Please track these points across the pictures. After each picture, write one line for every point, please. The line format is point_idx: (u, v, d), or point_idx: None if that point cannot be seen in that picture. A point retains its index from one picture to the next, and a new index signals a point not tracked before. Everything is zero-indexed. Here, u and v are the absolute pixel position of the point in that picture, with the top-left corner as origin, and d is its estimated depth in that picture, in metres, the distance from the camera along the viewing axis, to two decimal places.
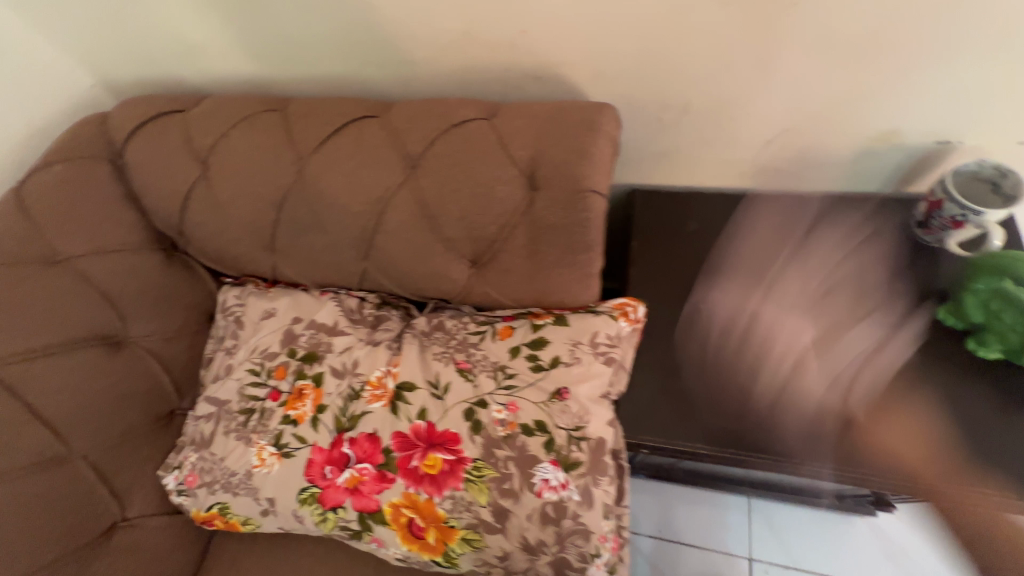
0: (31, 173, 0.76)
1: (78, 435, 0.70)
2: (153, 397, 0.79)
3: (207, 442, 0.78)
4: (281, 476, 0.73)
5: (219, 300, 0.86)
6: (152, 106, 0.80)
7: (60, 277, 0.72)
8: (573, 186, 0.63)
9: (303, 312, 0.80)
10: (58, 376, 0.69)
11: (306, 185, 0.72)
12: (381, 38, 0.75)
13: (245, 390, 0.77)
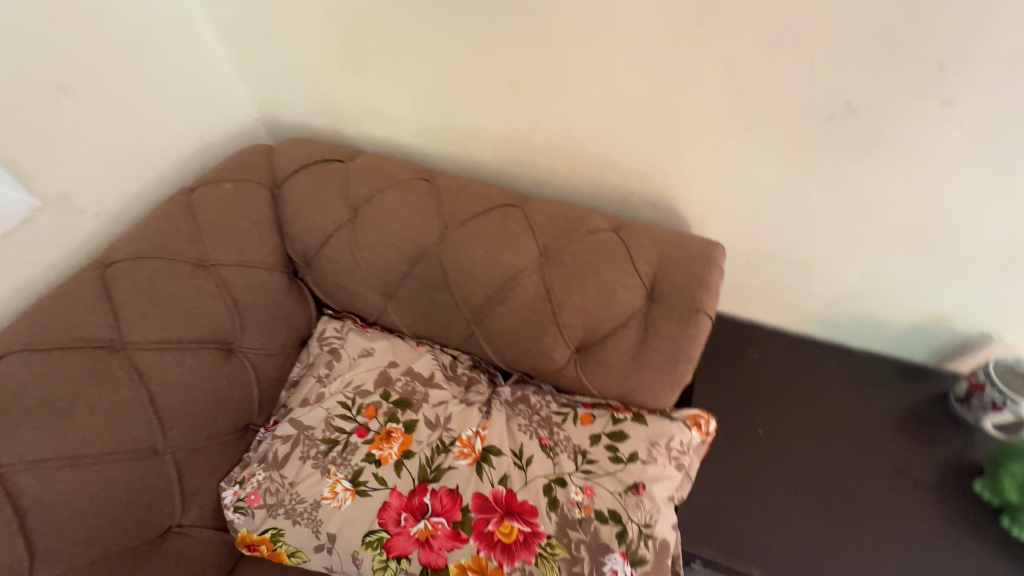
0: (203, 185, 0.85)
1: (176, 430, 0.74)
2: (241, 408, 0.82)
3: (278, 463, 0.79)
4: (351, 513, 0.74)
5: (317, 328, 0.91)
6: (318, 152, 0.91)
7: (204, 281, 0.78)
8: (689, 305, 0.74)
9: (401, 358, 0.86)
10: (178, 370, 0.74)
11: (447, 249, 0.82)
12: (533, 145, 0.88)
13: (331, 421, 0.80)
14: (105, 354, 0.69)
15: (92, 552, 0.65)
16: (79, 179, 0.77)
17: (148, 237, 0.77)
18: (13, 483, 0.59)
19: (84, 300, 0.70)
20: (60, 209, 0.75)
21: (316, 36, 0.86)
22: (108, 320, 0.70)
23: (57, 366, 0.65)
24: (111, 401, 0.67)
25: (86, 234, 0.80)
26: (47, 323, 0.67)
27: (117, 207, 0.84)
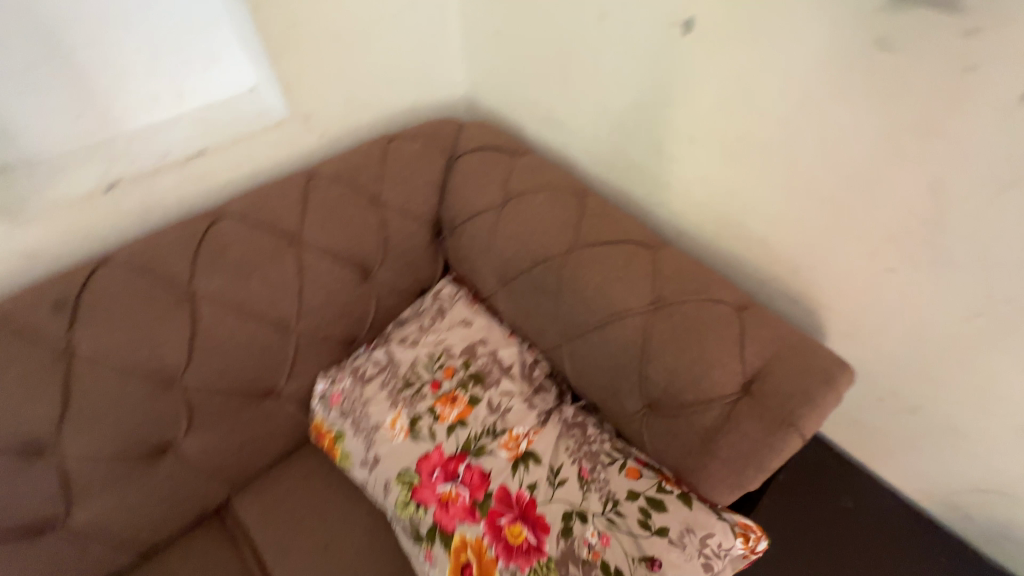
0: (401, 139, 1.01)
1: (306, 319, 0.88)
2: (356, 324, 0.96)
3: (364, 380, 0.92)
4: (400, 448, 0.84)
5: (438, 287, 1.03)
6: (497, 142, 1.02)
7: (371, 213, 0.93)
8: (780, 419, 0.68)
9: (491, 340, 0.93)
10: (326, 276, 0.89)
11: (568, 264, 0.86)
12: (691, 198, 0.88)
13: (415, 366, 0.91)
14: (284, 241, 0.86)
15: (220, 380, 0.82)
16: (319, 105, 0.97)
17: (348, 166, 0.95)
18: (196, 306, 0.78)
19: (288, 198, 0.88)
20: (299, 123, 0.96)
21: (535, 41, 0.95)
22: (296, 217, 0.88)
23: (253, 237, 0.84)
24: (275, 278, 0.84)
25: (307, 148, 1.00)
26: (261, 204, 0.87)
27: (336, 133, 1.03)
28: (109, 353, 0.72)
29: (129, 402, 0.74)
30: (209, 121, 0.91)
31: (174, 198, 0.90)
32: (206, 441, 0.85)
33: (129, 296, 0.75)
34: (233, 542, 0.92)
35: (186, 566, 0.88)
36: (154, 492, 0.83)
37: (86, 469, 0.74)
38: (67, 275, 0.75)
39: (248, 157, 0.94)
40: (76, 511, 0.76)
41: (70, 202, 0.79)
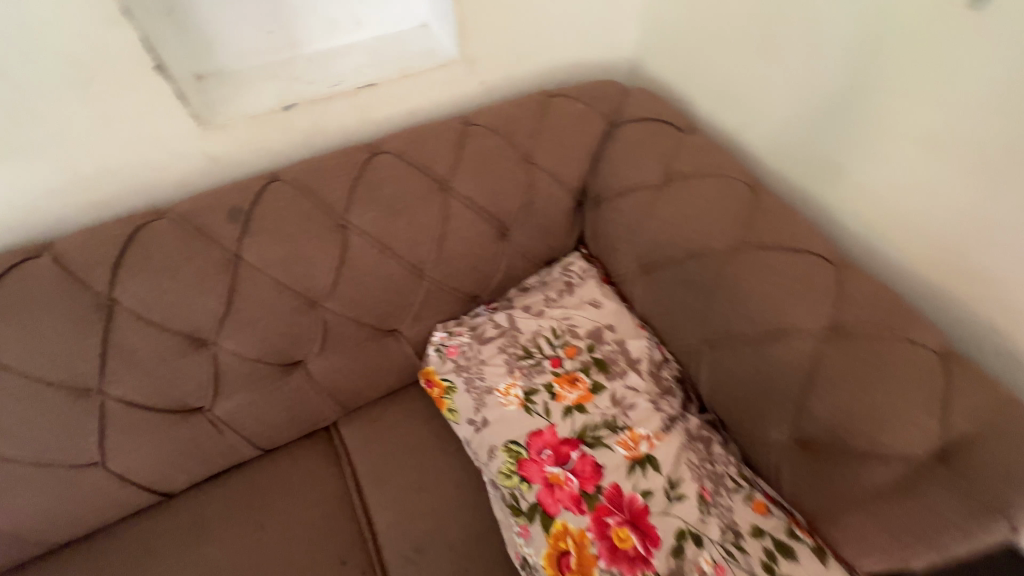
0: (563, 97, 0.94)
1: (440, 269, 0.87)
2: (484, 282, 0.94)
3: (483, 339, 0.90)
4: (511, 416, 0.82)
5: (569, 260, 0.98)
6: (667, 115, 0.92)
7: (522, 171, 0.88)
8: (981, 500, 0.56)
9: (620, 328, 0.87)
10: (467, 228, 0.86)
11: (731, 264, 0.76)
12: (900, 215, 0.74)
13: (537, 337, 0.87)
14: (435, 186, 0.84)
15: (354, 312, 0.84)
16: (488, 49, 0.92)
17: (506, 118, 0.90)
18: (348, 236, 0.79)
19: (444, 143, 0.86)
20: (466, 65, 0.92)
21: (742, 2, 0.82)
22: (450, 163, 0.85)
23: (408, 177, 0.83)
24: (421, 221, 0.83)
25: (467, 94, 0.96)
26: (418, 145, 0.86)
27: (497, 82, 0.98)
28: (269, 266, 0.76)
29: (277, 315, 0.78)
30: (382, 56, 0.90)
31: (338, 127, 0.89)
32: (331, 364, 0.89)
33: (292, 215, 0.77)
34: (336, 462, 0.97)
35: (294, 473, 0.95)
36: (281, 400, 0.88)
37: (233, 367, 0.80)
38: (242, 187, 0.79)
39: (412, 95, 0.91)
40: (219, 402, 0.83)
41: (252, 116, 0.80)
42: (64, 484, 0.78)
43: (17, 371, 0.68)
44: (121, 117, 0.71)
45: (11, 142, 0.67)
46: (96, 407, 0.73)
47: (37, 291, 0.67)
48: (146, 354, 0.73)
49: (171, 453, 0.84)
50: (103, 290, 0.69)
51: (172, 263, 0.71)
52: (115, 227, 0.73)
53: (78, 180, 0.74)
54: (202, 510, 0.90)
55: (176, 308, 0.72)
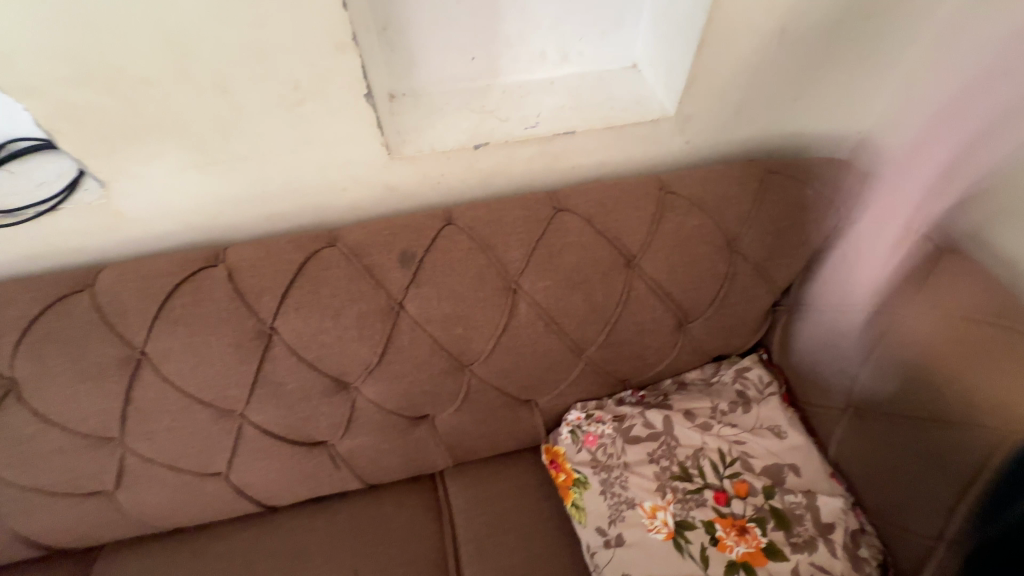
0: (787, 177, 0.78)
1: (602, 351, 0.76)
2: (643, 369, 0.81)
3: (630, 437, 0.76)
4: (656, 549, 0.68)
5: (744, 362, 0.82)
6: (923, 223, 0.73)
7: (722, 259, 0.75)
8: None
9: (807, 473, 0.71)
10: (645, 313, 0.75)
11: (1003, 456, 0.57)
12: None
13: (699, 457, 0.73)
14: (619, 262, 0.73)
15: (500, 381, 0.76)
16: (707, 108, 0.78)
17: (713, 192, 0.76)
18: (516, 302, 0.71)
19: (639, 213, 0.74)
20: (679, 121, 0.78)
21: None
22: (641, 237, 0.73)
23: (593, 246, 0.72)
24: (597, 298, 0.73)
25: (667, 153, 0.83)
26: (609, 209, 0.74)
27: (704, 143, 0.83)
28: (430, 322, 0.69)
29: (425, 372, 0.71)
30: (585, 99, 0.79)
31: (520, 171, 0.80)
32: (460, 422, 0.82)
33: (464, 270, 0.70)
34: (437, 517, 0.90)
35: (394, 519, 0.89)
36: (401, 448, 0.83)
37: (368, 413, 0.74)
38: (416, 225, 0.72)
39: (609, 146, 0.80)
40: (344, 440, 0.78)
41: (439, 151, 0.73)
42: (189, 488, 0.77)
43: (175, 383, 0.67)
44: (317, 140, 0.67)
45: (214, 153, 0.65)
46: (235, 428, 0.71)
47: (211, 308, 0.66)
48: (292, 388, 0.69)
49: (287, 479, 0.81)
50: (268, 318, 0.67)
51: (338, 303, 0.67)
52: (288, 250, 0.69)
53: (263, 194, 0.72)
54: (302, 536, 0.87)
55: (331, 349, 0.68)
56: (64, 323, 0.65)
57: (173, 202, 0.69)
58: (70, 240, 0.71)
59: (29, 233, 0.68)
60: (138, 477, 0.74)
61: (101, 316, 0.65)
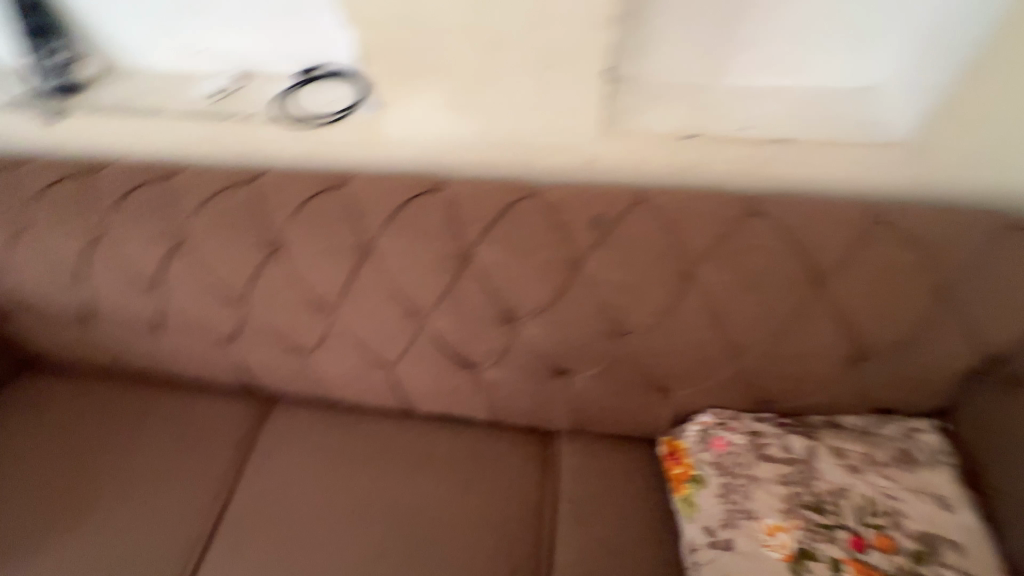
0: None
1: (758, 360, 0.76)
2: (794, 395, 0.78)
3: (763, 455, 0.75)
4: (769, 567, 0.67)
5: (915, 424, 0.74)
6: None
7: (922, 304, 0.69)
8: None
9: (971, 555, 0.64)
10: (817, 335, 0.72)
11: None
12: None
13: (841, 497, 0.69)
14: (804, 276, 0.72)
15: (648, 358, 0.79)
16: (946, 144, 0.73)
17: (932, 230, 0.71)
18: (686, 288, 0.74)
19: (839, 234, 0.72)
20: (908, 151, 0.74)
21: None
22: (835, 258, 0.71)
23: (780, 255, 0.72)
24: (769, 305, 0.72)
25: (883, 184, 0.79)
26: (806, 223, 0.73)
27: (931, 181, 0.77)
28: (603, 283, 0.75)
29: (583, 328, 0.78)
30: (807, 112, 0.78)
31: (718, 170, 0.82)
32: (594, 388, 0.87)
33: (645, 245, 0.74)
34: (543, 471, 0.96)
35: (506, 458, 0.97)
36: (534, 394, 0.90)
37: (521, 351, 0.83)
38: (610, 196, 0.78)
39: (818, 165, 0.78)
40: (492, 369, 0.88)
41: (649, 136, 0.79)
42: (362, 369, 0.93)
43: (386, 278, 0.81)
44: (549, 102, 0.77)
45: (468, 100, 0.78)
46: (415, 328, 0.84)
47: (429, 224, 0.79)
48: (470, 308, 0.80)
49: (435, 388, 0.93)
50: (469, 244, 0.78)
51: (530, 245, 0.76)
52: (499, 193, 0.80)
53: (490, 142, 0.84)
54: (429, 443, 1.00)
55: (512, 283, 0.77)
56: (325, 208, 0.84)
57: (420, 134, 0.84)
58: (339, 148, 0.89)
59: (315, 136, 0.88)
60: (332, 346, 0.91)
61: (350, 210, 0.83)
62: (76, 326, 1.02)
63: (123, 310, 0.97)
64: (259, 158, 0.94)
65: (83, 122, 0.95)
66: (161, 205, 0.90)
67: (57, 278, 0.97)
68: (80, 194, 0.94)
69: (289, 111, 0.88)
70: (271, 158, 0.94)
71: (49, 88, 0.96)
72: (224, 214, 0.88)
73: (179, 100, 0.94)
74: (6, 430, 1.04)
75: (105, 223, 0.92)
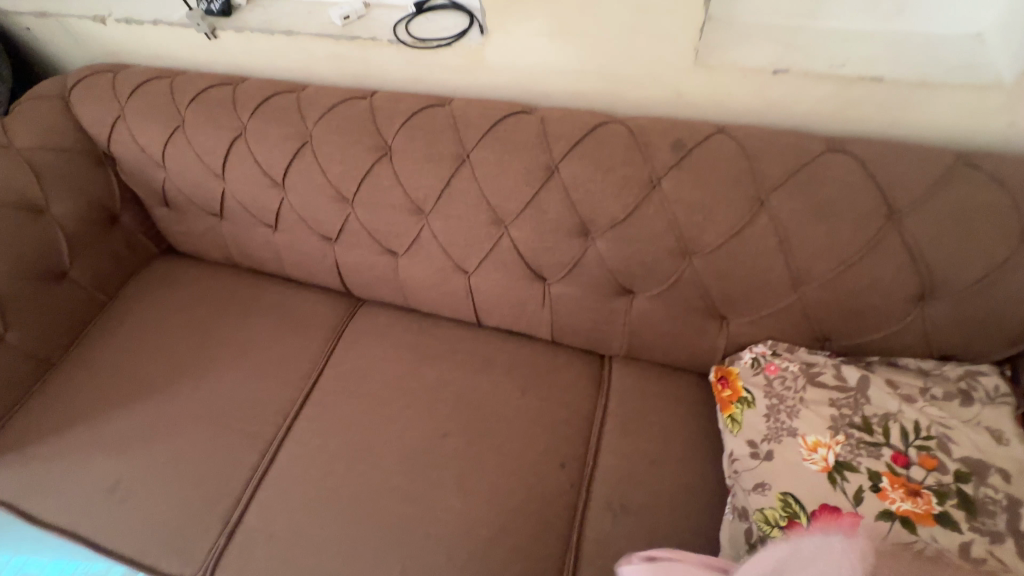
0: None
1: (821, 291, 0.79)
2: (853, 331, 0.81)
3: (814, 380, 0.80)
4: (809, 477, 0.71)
5: (977, 369, 0.76)
6: None
7: (1003, 246, 0.70)
8: None
9: (1020, 483, 0.65)
10: (885, 269, 0.75)
11: None
12: None
13: (889, 419, 0.73)
14: (882, 210, 0.74)
15: (712, 281, 0.84)
16: None
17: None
18: (759, 213, 0.78)
19: (924, 172, 0.73)
20: (1011, 95, 0.74)
21: None
22: (915, 194, 0.73)
23: (858, 187, 0.74)
24: (841, 236, 0.75)
25: (982, 130, 0.78)
26: (890, 159, 0.75)
27: None
28: (678, 203, 0.81)
29: (652, 245, 0.84)
30: (906, 54, 0.79)
31: (805, 109, 0.84)
32: (654, 310, 0.93)
33: (724, 171, 0.79)
34: (595, 387, 1.03)
35: (562, 371, 1.05)
36: (597, 312, 0.97)
37: (591, 265, 0.90)
38: (694, 126, 0.83)
39: (910, 106, 0.79)
40: (561, 282, 0.96)
41: (738, 69, 0.82)
42: (443, 274, 1.04)
43: (477, 185, 0.90)
44: (646, 30, 0.82)
45: (569, 26, 0.85)
46: (496, 236, 0.94)
47: (520, 140, 0.87)
48: (549, 220, 0.88)
49: (505, 297, 1.02)
50: (556, 158, 0.85)
51: (612, 163, 0.83)
52: (587, 117, 0.87)
53: (583, 70, 0.91)
54: (494, 350, 1.10)
55: (591, 197, 0.84)
56: (429, 120, 0.93)
57: (520, 60, 0.93)
58: (444, 72, 1.00)
59: (426, 59, 0.99)
60: (419, 250, 1.02)
61: (452, 123, 0.92)
62: (207, 218, 1.20)
63: (243, 206, 1.12)
64: (376, 80, 1.07)
65: (239, 41, 1.09)
66: (281, 110, 1.01)
67: (192, 176, 1.12)
68: (218, 103, 1.05)
69: (405, 34, 0.98)
70: (384, 80, 1.06)
71: (215, 9, 1.08)
72: (341, 119, 0.97)
73: (313, 24, 1.04)
74: (146, 301, 1.25)
75: (242, 124, 1.04)
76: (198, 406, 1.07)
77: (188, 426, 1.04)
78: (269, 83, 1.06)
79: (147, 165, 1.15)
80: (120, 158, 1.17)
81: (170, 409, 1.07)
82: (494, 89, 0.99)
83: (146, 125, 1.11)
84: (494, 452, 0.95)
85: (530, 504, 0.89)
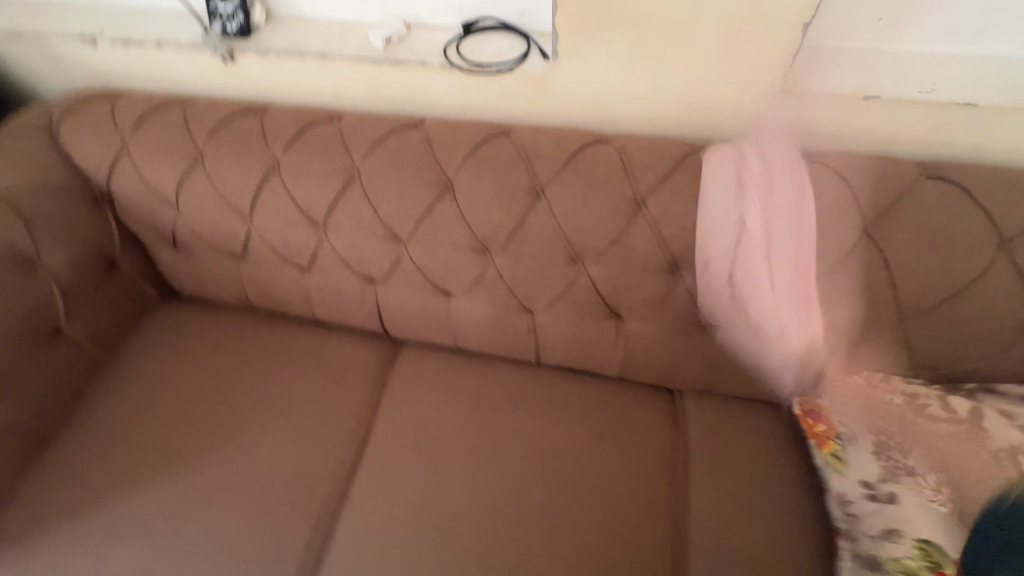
0: None
1: (925, 321, 0.78)
2: (955, 359, 0.80)
3: (922, 413, 0.77)
4: (942, 522, 0.69)
5: None
6: None
7: None
8: None
9: None
10: (995, 297, 0.73)
11: None
12: None
13: (1018, 454, 0.69)
14: (991, 237, 0.72)
15: (810, 315, 0.81)
16: None
17: None
18: (865, 245, 0.75)
19: None
20: None
21: None
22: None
23: (965, 215, 0.73)
24: (948, 265, 0.74)
25: None
26: (992, 185, 0.74)
27: None
28: None
29: (749, 280, 0.80)
30: (991, 77, 0.78)
31: (889, 135, 0.83)
32: (741, 344, 0.88)
33: (825, 202, 0.76)
34: (672, 425, 0.98)
35: (635, 410, 1.00)
36: (676, 348, 0.92)
37: (676, 302, 0.85)
38: (784, 154, 0.80)
39: (997, 130, 0.79)
40: (639, 319, 0.91)
41: (827, 95, 0.79)
42: (506, 314, 0.97)
43: (553, 221, 0.84)
44: (733, 56, 0.78)
45: (649, 51, 0.80)
46: (573, 274, 0.87)
47: (601, 172, 0.82)
48: (635, 256, 0.83)
49: (575, 336, 0.96)
50: (644, 192, 0.80)
51: (707, 197, 0.78)
52: (670, 147, 0.82)
53: (658, 96, 0.86)
54: (558, 391, 1.03)
55: (684, 232, 0.79)
56: (495, 153, 0.85)
57: (590, 85, 0.87)
58: (501, 98, 0.93)
59: (481, 84, 0.91)
60: (481, 289, 0.94)
61: (522, 154, 0.85)
62: (225, 260, 1.08)
63: (273, 248, 1.01)
64: (419, 105, 0.98)
65: (261, 65, 0.98)
66: (321, 142, 0.91)
67: (211, 216, 1.00)
68: (244, 135, 0.94)
69: (457, 57, 0.90)
70: (429, 106, 0.98)
71: (232, 30, 0.97)
72: (394, 151, 0.88)
73: (349, 46, 0.95)
74: (155, 356, 1.11)
75: (274, 159, 0.93)
76: (233, 475, 0.95)
77: (224, 501, 0.92)
78: (302, 111, 0.96)
79: (156, 205, 1.02)
80: (122, 198, 1.03)
81: (200, 482, 0.94)
82: (556, 116, 0.93)
83: (155, 161, 0.98)
84: (581, 506, 0.88)
85: (630, 563, 0.83)
